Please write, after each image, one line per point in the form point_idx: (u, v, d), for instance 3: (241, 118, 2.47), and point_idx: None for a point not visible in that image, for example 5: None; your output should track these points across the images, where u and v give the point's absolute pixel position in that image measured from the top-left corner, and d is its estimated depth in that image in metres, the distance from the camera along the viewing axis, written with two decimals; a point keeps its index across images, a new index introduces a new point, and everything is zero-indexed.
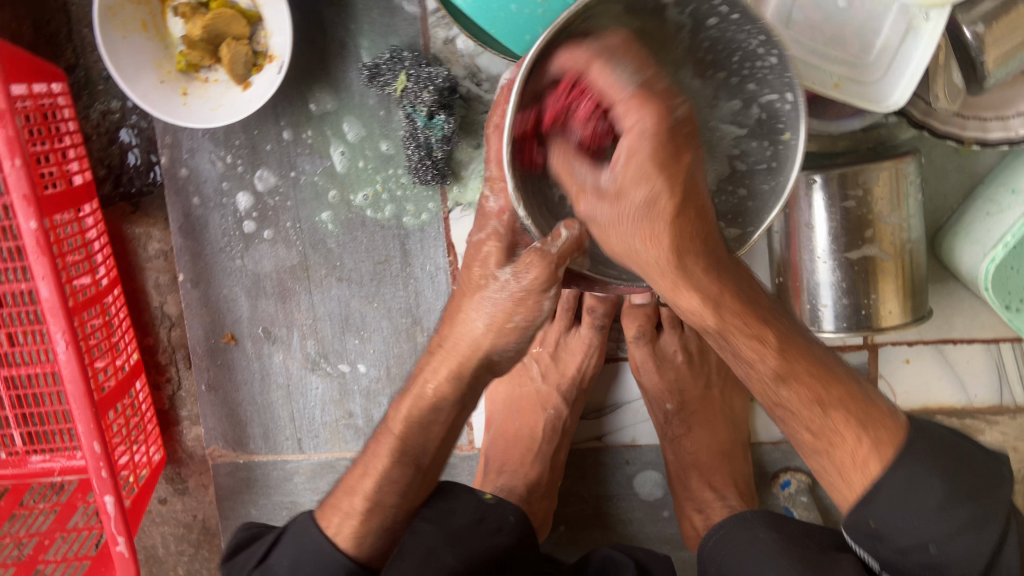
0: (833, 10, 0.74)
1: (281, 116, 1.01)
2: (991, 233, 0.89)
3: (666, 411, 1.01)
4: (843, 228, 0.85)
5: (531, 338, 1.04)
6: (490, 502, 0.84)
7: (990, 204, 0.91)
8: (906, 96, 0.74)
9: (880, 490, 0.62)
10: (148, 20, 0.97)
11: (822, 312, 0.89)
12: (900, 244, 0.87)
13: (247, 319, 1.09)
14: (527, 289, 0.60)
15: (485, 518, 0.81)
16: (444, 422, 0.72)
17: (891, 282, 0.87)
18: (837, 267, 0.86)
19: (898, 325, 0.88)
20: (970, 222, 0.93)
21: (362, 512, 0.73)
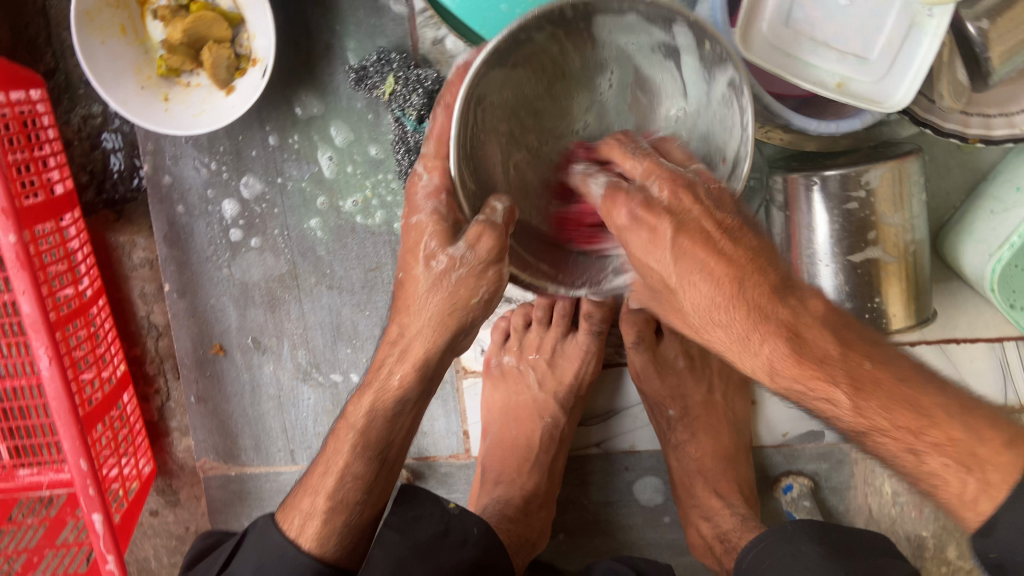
0: (833, 7, 0.72)
1: (266, 121, 0.98)
2: (996, 232, 0.87)
3: (668, 417, 0.99)
4: (845, 231, 0.83)
5: (526, 345, 1.01)
6: (455, 513, 0.83)
7: (994, 202, 0.89)
8: (911, 95, 0.72)
9: (995, 526, 0.55)
10: (127, 24, 0.94)
11: None
12: (904, 246, 0.84)
13: (236, 328, 1.07)
14: (482, 261, 0.64)
15: (449, 529, 0.80)
16: (416, 399, 0.75)
17: (896, 284, 0.85)
18: (840, 271, 0.84)
19: (903, 328, 0.87)
20: (974, 220, 0.91)
21: (324, 510, 0.72)
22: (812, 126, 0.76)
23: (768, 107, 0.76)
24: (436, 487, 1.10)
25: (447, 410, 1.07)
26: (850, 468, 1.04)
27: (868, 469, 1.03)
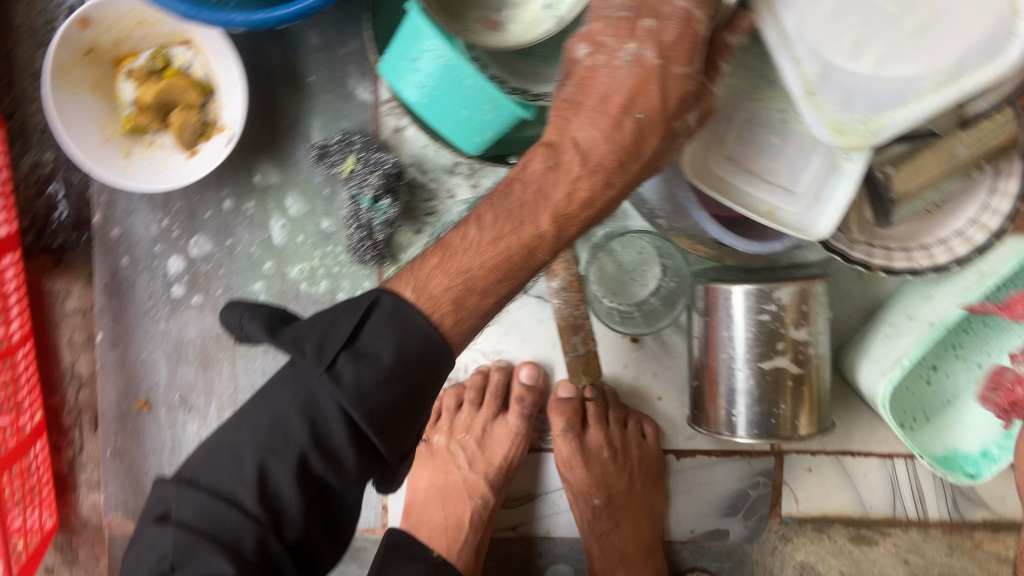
0: (767, 145, 0.80)
1: (224, 186, 1.02)
2: (889, 354, 0.95)
3: (593, 506, 1.04)
4: (758, 339, 0.90)
5: (456, 425, 1.08)
6: (440, 560, 0.97)
7: (890, 327, 0.98)
8: (829, 228, 0.78)
9: None
10: (98, 80, 0.97)
11: (736, 418, 0.93)
12: (808, 358, 0.92)
13: (164, 385, 1.06)
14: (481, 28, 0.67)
15: (440, 568, 0.95)
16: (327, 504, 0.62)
17: (799, 392, 0.92)
18: (751, 375, 0.91)
19: (804, 435, 0.93)
20: (869, 342, 1.00)
21: None
22: (741, 245, 0.81)
23: (704, 224, 0.81)
24: (347, 562, 1.09)
25: None
26: None
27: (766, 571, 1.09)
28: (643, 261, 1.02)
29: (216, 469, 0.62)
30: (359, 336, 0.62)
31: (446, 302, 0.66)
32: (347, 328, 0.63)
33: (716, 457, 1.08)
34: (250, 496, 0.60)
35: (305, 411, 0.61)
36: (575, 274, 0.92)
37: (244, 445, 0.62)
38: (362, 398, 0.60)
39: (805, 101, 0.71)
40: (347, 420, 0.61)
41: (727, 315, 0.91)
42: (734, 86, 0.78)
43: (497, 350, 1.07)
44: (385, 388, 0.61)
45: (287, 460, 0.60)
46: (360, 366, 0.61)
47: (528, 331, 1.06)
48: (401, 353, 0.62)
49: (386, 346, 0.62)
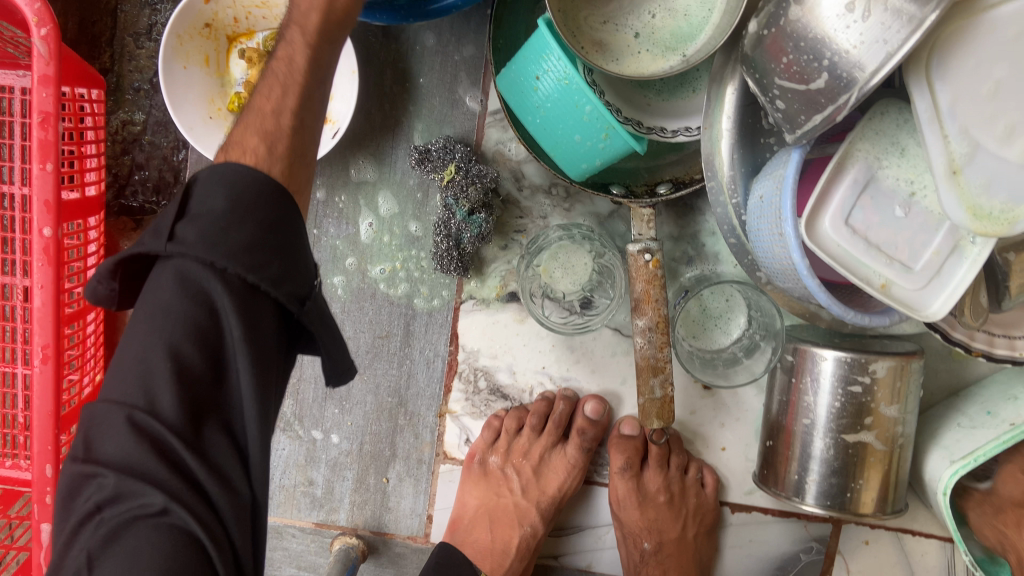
0: (890, 215, 0.77)
1: (319, 175, 1.01)
2: (960, 444, 0.92)
3: (642, 550, 1.02)
4: (844, 411, 0.88)
5: (514, 449, 1.04)
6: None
7: (965, 418, 0.95)
8: (945, 309, 0.78)
9: None
10: (211, 55, 0.97)
11: (809, 486, 0.90)
12: (893, 437, 0.89)
13: None
14: None
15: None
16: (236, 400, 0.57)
17: (878, 469, 0.89)
18: (831, 446, 0.89)
19: (877, 515, 0.90)
20: (938, 430, 0.97)
21: None
22: (851, 318, 0.77)
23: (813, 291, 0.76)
24: (385, 567, 1.08)
25: (417, 490, 1.07)
26: None
27: None
28: (730, 309, 0.99)
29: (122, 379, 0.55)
30: (188, 206, 0.57)
31: (254, 142, 0.61)
32: (175, 209, 0.57)
33: (773, 516, 1.05)
34: (160, 398, 0.54)
35: (191, 301, 0.55)
36: (663, 316, 0.90)
37: (127, 383, 0.54)
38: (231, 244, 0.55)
39: (947, 180, 0.70)
40: (226, 279, 0.55)
41: (813, 381, 0.89)
42: (866, 150, 0.77)
43: (565, 376, 1.04)
44: (249, 223, 0.56)
45: (187, 348, 0.55)
46: (199, 223, 0.56)
47: (599, 362, 1.03)
48: (239, 203, 0.57)
49: (217, 203, 0.57)
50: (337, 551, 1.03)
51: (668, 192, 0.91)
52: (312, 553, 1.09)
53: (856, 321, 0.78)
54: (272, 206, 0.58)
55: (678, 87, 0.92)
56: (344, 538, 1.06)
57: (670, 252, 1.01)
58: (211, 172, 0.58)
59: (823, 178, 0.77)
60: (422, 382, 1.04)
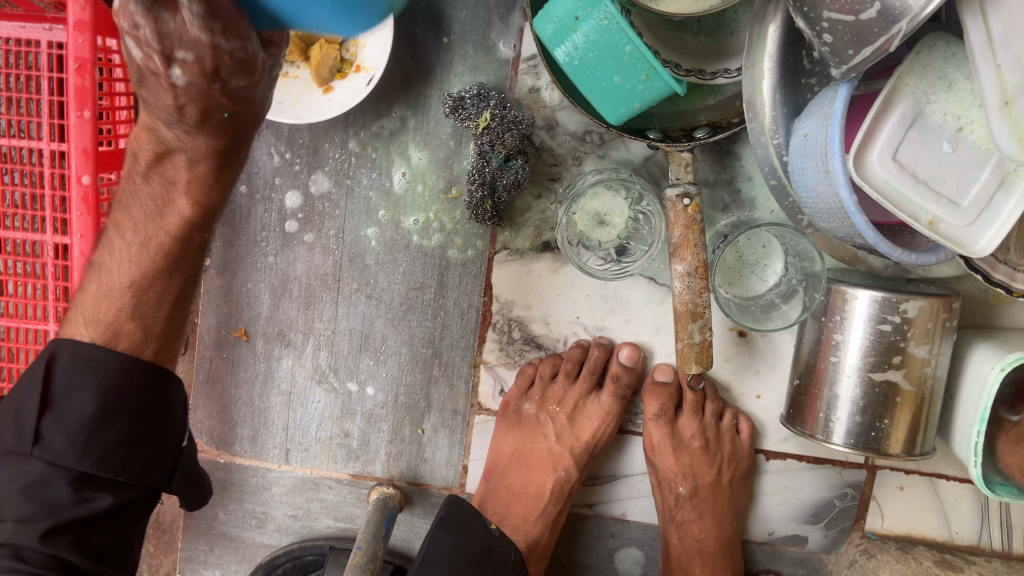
0: (937, 151, 0.77)
1: (351, 126, 1.00)
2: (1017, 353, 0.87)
3: (677, 495, 1.01)
4: (873, 349, 0.88)
5: (548, 396, 1.04)
6: (496, 533, 0.91)
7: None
8: (993, 245, 0.78)
9: None
10: None
11: (834, 425, 0.91)
12: (923, 377, 0.88)
13: (266, 317, 1.07)
14: None
15: (492, 548, 0.89)
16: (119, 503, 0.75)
17: (908, 410, 0.88)
18: (859, 384, 0.89)
19: (903, 455, 0.90)
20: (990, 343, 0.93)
21: None
22: (896, 255, 0.78)
23: (861, 229, 0.77)
24: (421, 516, 1.09)
25: (452, 441, 1.08)
26: None
27: None
28: (767, 255, 0.98)
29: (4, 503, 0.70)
30: (51, 399, 0.73)
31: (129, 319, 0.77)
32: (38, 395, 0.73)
33: (807, 463, 1.06)
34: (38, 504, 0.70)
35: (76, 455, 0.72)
36: (701, 261, 0.89)
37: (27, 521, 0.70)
38: (102, 446, 0.73)
39: (998, 111, 0.70)
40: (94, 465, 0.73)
41: (845, 318, 0.89)
42: (914, 85, 0.77)
43: (599, 326, 1.04)
44: (119, 418, 0.74)
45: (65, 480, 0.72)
46: (63, 419, 0.73)
47: (634, 311, 1.03)
48: (104, 401, 0.74)
49: (59, 437, 0.72)
50: (375, 500, 1.04)
51: (707, 137, 0.90)
52: (348, 503, 1.10)
53: (903, 258, 0.79)
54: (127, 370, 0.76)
55: (717, 30, 0.90)
56: (381, 487, 1.06)
57: (706, 200, 1.01)
58: (70, 359, 0.74)
59: (870, 114, 0.76)
60: (457, 333, 1.05)
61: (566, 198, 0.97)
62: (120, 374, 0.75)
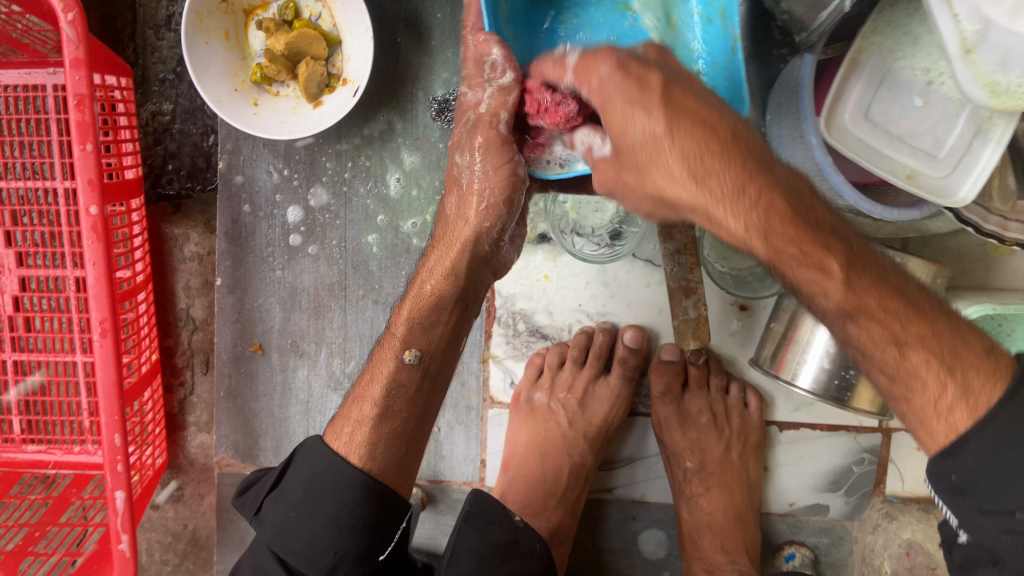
0: (909, 106, 0.79)
1: (343, 137, 1.04)
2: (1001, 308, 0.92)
3: (684, 469, 1.03)
4: None
5: (558, 383, 1.05)
6: (522, 524, 0.91)
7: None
8: (974, 194, 0.79)
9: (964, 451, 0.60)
10: (231, 30, 1.00)
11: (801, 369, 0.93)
12: None
13: (278, 330, 1.10)
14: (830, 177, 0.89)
15: (518, 540, 0.89)
16: (365, 530, 0.77)
17: None
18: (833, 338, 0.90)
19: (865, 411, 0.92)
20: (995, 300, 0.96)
21: (372, 419, 0.80)
22: (878, 212, 0.78)
23: (839, 188, 0.78)
24: (445, 513, 1.12)
25: (469, 436, 1.10)
26: (850, 546, 1.09)
27: (867, 548, 1.05)
28: None
29: (292, 531, 0.78)
30: (283, 478, 0.82)
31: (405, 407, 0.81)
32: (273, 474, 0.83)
33: (822, 431, 1.07)
34: (358, 548, 0.77)
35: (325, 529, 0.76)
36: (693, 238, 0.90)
37: None
38: (297, 540, 0.77)
39: (961, 59, 0.71)
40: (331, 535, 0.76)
41: None
42: (879, 44, 0.79)
43: (602, 312, 1.06)
44: (333, 497, 0.77)
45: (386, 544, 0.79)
46: (286, 501, 0.80)
47: (635, 294, 1.05)
48: (320, 491, 0.78)
49: (297, 484, 0.80)
50: None
51: None
52: None
53: (885, 216, 0.79)
54: (352, 489, 0.77)
55: None
56: None
57: None
58: (311, 453, 0.81)
59: (839, 77, 0.79)
60: None
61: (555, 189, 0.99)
62: (345, 498, 0.77)
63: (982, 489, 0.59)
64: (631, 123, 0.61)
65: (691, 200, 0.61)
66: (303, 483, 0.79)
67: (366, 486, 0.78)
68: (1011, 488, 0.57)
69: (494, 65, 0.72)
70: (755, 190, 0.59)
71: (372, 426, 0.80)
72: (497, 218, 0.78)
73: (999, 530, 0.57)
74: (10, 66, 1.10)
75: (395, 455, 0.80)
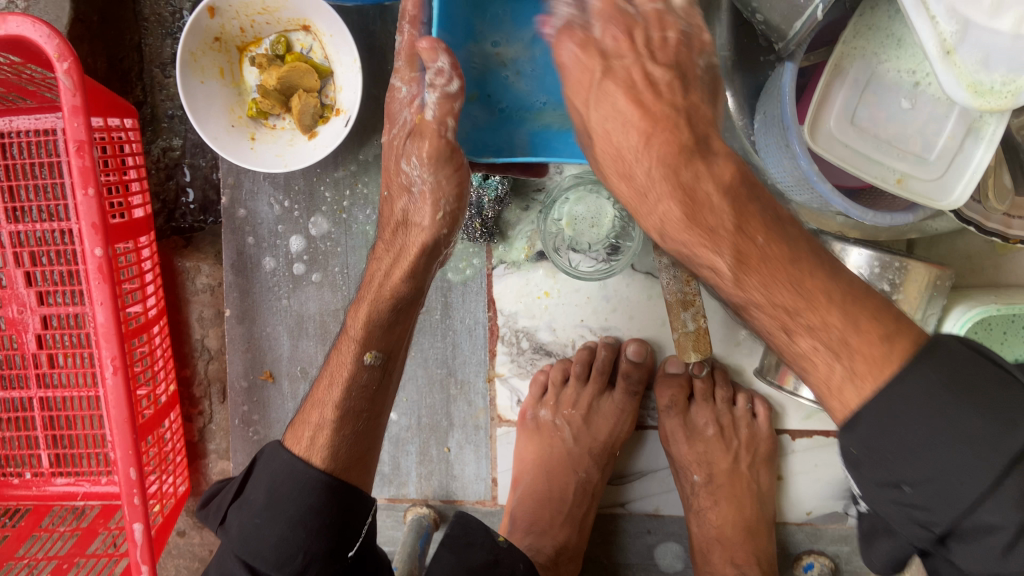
0: (896, 109, 0.77)
1: (340, 165, 1.05)
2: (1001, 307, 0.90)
3: (693, 482, 1.02)
4: None
5: (562, 400, 1.06)
6: (505, 545, 0.90)
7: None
8: (967, 195, 0.76)
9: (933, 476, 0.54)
10: (226, 67, 1.02)
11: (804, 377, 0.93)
12: None
13: (288, 358, 1.12)
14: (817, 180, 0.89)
15: (499, 560, 0.88)
16: (328, 529, 0.76)
17: None
18: None
19: None
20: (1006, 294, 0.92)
21: (334, 421, 0.81)
22: (869, 218, 0.78)
23: (827, 196, 0.77)
24: None
25: (478, 455, 1.10)
26: None
27: None
28: None
29: (259, 537, 0.76)
30: (247, 488, 0.80)
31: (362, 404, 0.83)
32: (233, 486, 0.82)
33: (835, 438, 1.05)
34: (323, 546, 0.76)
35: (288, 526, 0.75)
36: None
37: None
38: (265, 545, 0.76)
39: (942, 62, 0.68)
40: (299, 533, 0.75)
41: None
42: (862, 48, 0.76)
43: (604, 326, 1.06)
44: (293, 503, 0.76)
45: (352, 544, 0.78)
46: (247, 510, 0.78)
47: (636, 307, 1.05)
48: (279, 496, 0.77)
49: (260, 491, 0.79)
50: (410, 521, 1.08)
51: None
52: (389, 527, 1.15)
53: (879, 221, 0.79)
54: (314, 492, 0.77)
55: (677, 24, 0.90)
56: (415, 508, 1.10)
57: None
58: (270, 461, 0.81)
59: (822, 83, 0.77)
60: (467, 350, 1.07)
61: (548, 208, 0.99)
62: (307, 501, 0.77)
63: (876, 463, 0.57)
64: (589, 113, 0.73)
65: (648, 169, 0.69)
66: (265, 488, 0.78)
67: (330, 483, 0.78)
68: (935, 486, 0.53)
69: (441, 72, 0.73)
70: (690, 173, 0.67)
71: (333, 428, 0.81)
72: (451, 224, 0.81)
73: (889, 501, 0.57)
74: (21, 112, 1.14)
75: (353, 446, 0.82)
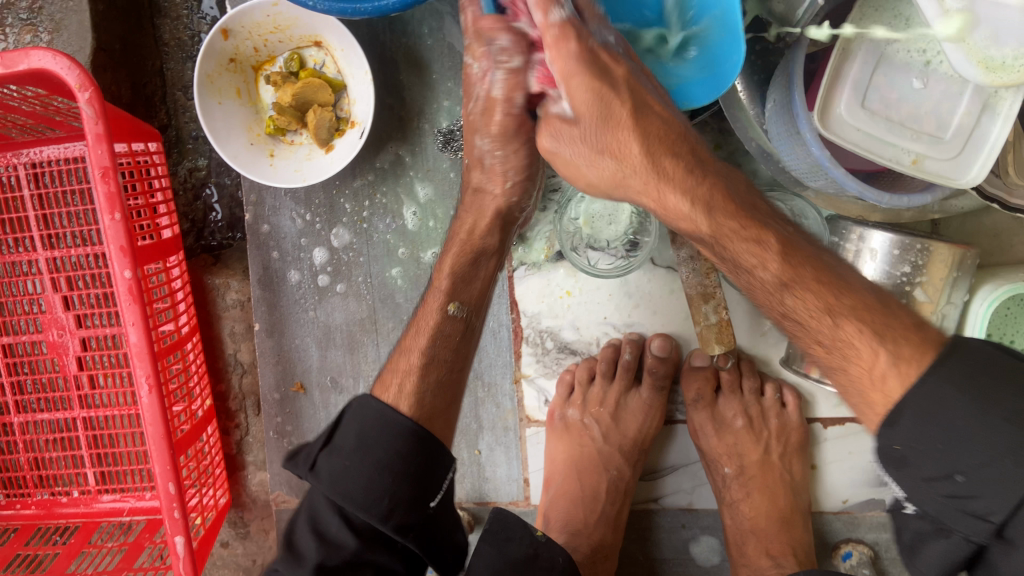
0: (907, 90, 0.75)
1: (357, 176, 1.07)
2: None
3: (724, 475, 1.02)
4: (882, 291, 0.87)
5: (590, 399, 1.06)
6: (543, 539, 0.90)
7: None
8: (985, 172, 0.75)
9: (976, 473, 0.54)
10: (242, 87, 1.04)
11: None
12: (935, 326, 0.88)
13: (317, 369, 1.14)
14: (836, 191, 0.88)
15: (539, 554, 0.89)
16: (411, 482, 0.75)
17: None
18: None
19: None
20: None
21: (418, 369, 0.83)
22: (886, 201, 0.78)
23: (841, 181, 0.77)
24: None
25: (510, 456, 1.11)
26: None
27: None
28: None
29: (349, 474, 0.74)
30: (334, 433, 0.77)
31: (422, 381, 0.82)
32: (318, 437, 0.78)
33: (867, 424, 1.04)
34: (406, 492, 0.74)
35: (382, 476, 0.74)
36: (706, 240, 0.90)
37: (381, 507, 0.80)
38: (353, 487, 0.74)
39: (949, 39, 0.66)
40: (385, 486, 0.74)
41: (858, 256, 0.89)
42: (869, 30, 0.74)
43: (628, 323, 1.06)
44: (388, 446, 0.76)
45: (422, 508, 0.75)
46: (335, 456, 0.76)
47: (658, 302, 1.05)
48: (367, 439, 0.76)
49: (350, 436, 0.76)
50: None
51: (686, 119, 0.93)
52: None
53: (896, 203, 0.79)
54: (402, 439, 0.76)
55: None
56: None
57: None
58: (359, 409, 0.78)
59: (829, 66, 0.76)
60: (493, 352, 1.08)
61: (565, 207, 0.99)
62: (394, 447, 0.76)
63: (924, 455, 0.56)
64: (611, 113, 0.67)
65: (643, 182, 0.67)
66: (355, 436, 0.76)
67: (419, 433, 0.78)
68: (992, 473, 0.53)
69: None
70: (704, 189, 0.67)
71: (419, 372, 0.83)
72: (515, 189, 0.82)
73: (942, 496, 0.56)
74: (50, 142, 1.17)
75: (433, 396, 0.82)
